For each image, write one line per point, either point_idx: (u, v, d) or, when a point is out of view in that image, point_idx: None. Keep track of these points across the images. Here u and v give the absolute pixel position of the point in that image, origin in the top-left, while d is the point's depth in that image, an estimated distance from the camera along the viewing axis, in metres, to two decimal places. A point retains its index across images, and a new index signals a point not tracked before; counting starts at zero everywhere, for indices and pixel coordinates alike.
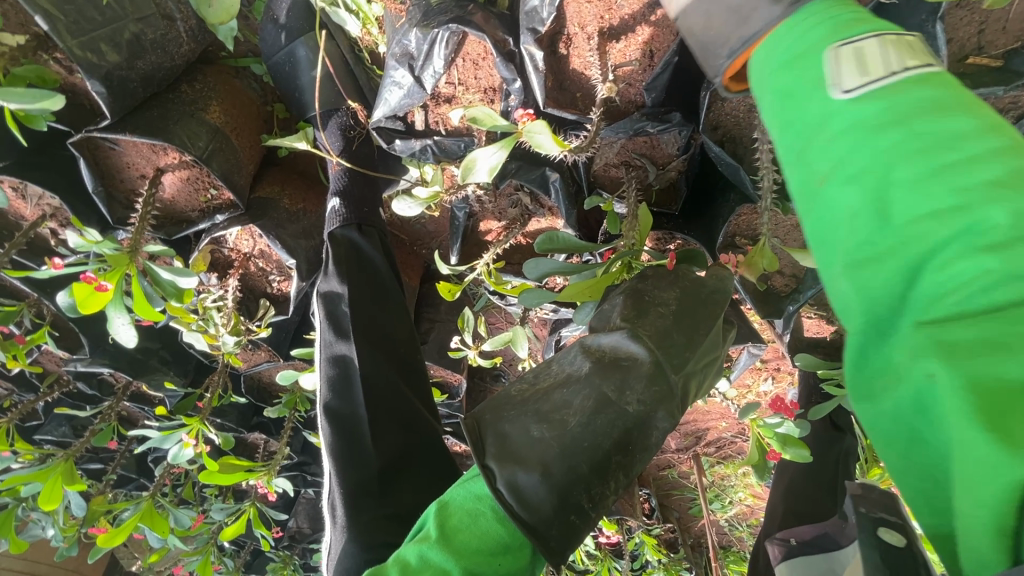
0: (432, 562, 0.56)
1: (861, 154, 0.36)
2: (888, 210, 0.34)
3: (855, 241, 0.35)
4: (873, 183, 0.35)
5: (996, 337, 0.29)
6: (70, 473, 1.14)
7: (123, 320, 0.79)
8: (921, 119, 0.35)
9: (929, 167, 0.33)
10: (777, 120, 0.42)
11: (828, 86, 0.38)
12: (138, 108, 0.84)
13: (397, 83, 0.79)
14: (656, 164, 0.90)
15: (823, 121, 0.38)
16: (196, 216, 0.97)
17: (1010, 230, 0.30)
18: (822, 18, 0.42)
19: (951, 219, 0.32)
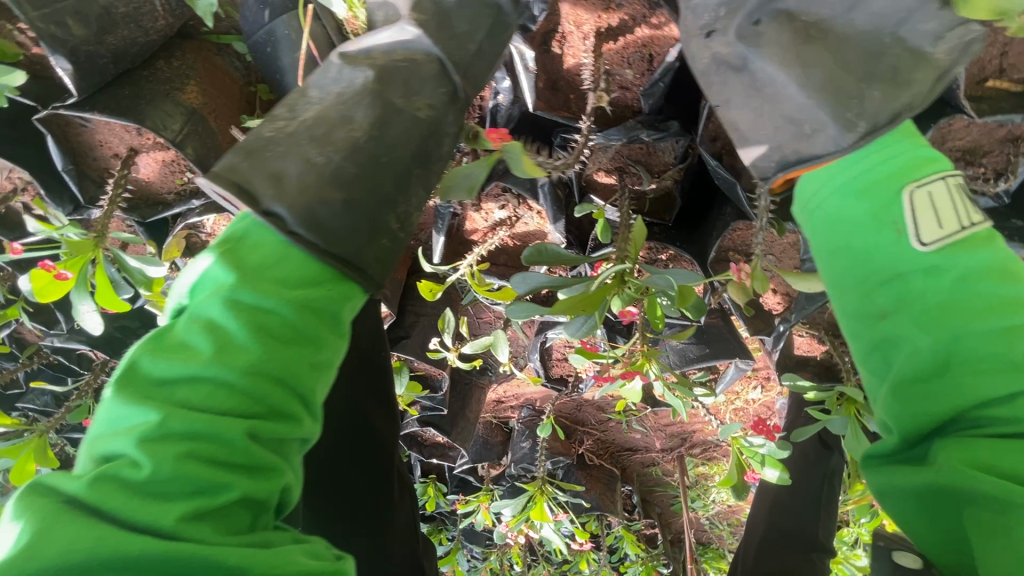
0: (199, 392, 0.40)
1: (895, 283, 0.50)
2: (909, 299, 0.49)
3: (916, 367, 0.48)
4: (896, 284, 0.50)
5: (962, 402, 0.46)
6: (43, 451, 1.12)
7: (88, 308, 0.76)
8: (966, 268, 0.48)
9: (958, 288, 0.48)
10: (829, 236, 0.54)
11: (906, 234, 0.50)
12: (109, 86, 0.80)
13: None
14: (651, 172, 0.87)
15: (869, 254, 0.51)
16: (172, 199, 0.94)
17: (977, 309, 0.47)
18: (876, 162, 0.53)
19: (942, 295, 0.48)
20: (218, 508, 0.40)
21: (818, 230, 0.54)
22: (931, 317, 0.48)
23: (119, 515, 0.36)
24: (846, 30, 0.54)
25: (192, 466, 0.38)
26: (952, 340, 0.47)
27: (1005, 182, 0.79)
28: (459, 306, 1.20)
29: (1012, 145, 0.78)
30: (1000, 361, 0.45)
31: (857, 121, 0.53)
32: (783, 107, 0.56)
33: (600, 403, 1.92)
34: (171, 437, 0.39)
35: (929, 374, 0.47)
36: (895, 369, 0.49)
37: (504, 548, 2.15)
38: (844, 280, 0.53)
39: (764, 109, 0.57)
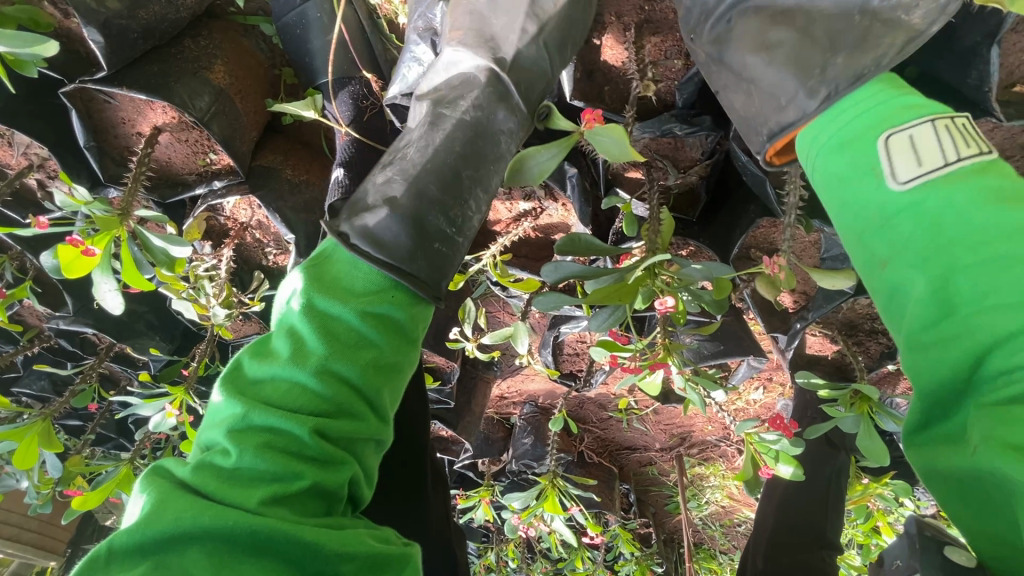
0: (279, 392, 0.50)
1: (889, 233, 0.45)
2: (901, 250, 0.44)
3: (925, 309, 0.42)
4: (886, 234, 0.45)
5: (976, 354, 0.39)
6: (47, 434, 1.10)
7: (109, 285, 0.75)
8: (965, 197, 0.42)
9: (957, 221, 0.42)
10: (828, 200, 0.50)
11: (885, 177, 0.46)
12: (138, 62, 0.79)
13: (417, 60, 0.74)
14: (678, 167, 0.89)
15: (864, 203, 0.47)
16: (192, 180, 0.92)
17: (978, 241, 0.40)
18: (871, 106, 0.49)
19: (938, 234, 0.42)
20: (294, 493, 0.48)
21: (823, 184, 0.51)
22: (932, 251, 0.42)
23: (213, 494, 0.46)
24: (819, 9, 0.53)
25: (272, 455, 0.48)
26: (950, 284, 0.41)
27: None
28: (474, 299, 1.19)
29: None
30: (1012, 297, 0.38)
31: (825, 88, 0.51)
32: (758, 85, 0.56)
33: (602, 400, 1.93)
34: (255, 430, 0.49)
35: (936, 315, 0.41)
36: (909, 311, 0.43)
37: (501, 545, 2.15)
38: (851, 226, 0.48)
39: (750, 87, 0.57)
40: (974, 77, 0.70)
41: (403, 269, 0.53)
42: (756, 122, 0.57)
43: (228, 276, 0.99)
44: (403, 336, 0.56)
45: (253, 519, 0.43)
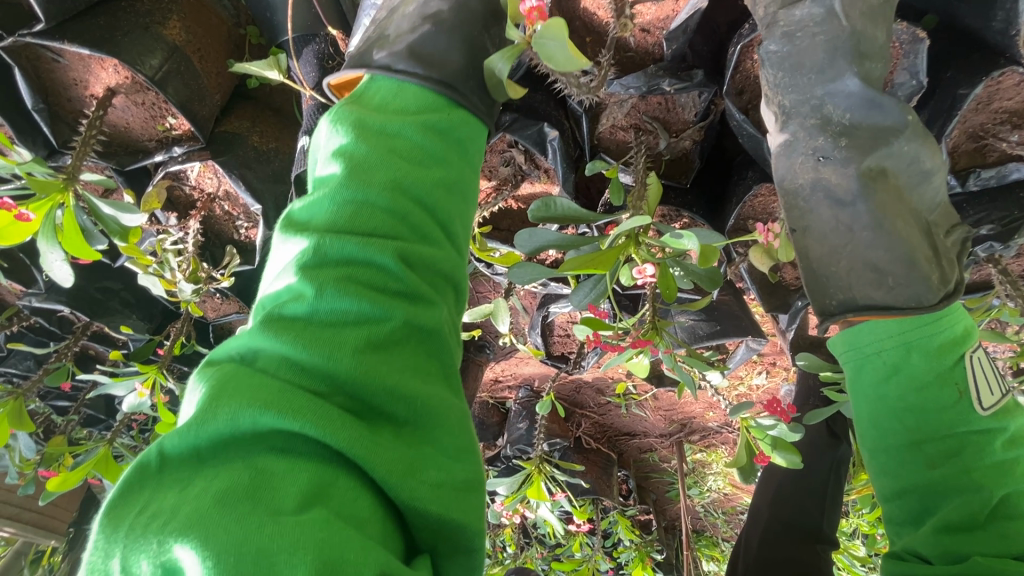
0: (342, 215, 0.41)
1: (960, 408, 0.51)
2: (928, 412, 0.52)
3: (960, 516, 0.49)
4: (944, 402, 0.51)
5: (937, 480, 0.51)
6: (18, 413, 1.07)
7: (57, 256, 0.71)
8: (955, 370, 0.51)
9: (933, 385, 0.51)
10: (856, 374, 0.55)
11: (964, 393, 0.51)
12: (82, 15, 0.74)
13: (379, 8, 0.69)
14: (669, 131, 0.81)
15: (924, 414, 0.52)
16: (152, 147, 0.87)
17: (945, 402, 0.51)
18: (937, 317, 0.52)
19: (975, 409, 0.51)
20: (388, 335, 0.39)
21: (863, 374, 0.54)
22: (986, 477, 0.49)
23: (295, 346, 0.35)
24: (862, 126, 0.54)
25: (350, 285, 0.38)
26: (964, 436, 0.51)
27: None
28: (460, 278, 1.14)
29: None
30: (957, 437, 0.51)
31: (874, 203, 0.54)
32: (862, 254, 0.53)
33: (599, 385, 1.88)
34: (326, 263, 0.39)
35: (972, 525, 0.48)
36: (935, 517, 0.50)
37: (497, 531, 2.13)
38: (890, 425, 0.53)
39: (848, 249, 0.54)
40: (1000, 20, 0.63)
41: (446, 82, 0.53)
42: (830, 285, 0.55)
43: (195, 250, 0.93)
44: (462, 153, 0.51)
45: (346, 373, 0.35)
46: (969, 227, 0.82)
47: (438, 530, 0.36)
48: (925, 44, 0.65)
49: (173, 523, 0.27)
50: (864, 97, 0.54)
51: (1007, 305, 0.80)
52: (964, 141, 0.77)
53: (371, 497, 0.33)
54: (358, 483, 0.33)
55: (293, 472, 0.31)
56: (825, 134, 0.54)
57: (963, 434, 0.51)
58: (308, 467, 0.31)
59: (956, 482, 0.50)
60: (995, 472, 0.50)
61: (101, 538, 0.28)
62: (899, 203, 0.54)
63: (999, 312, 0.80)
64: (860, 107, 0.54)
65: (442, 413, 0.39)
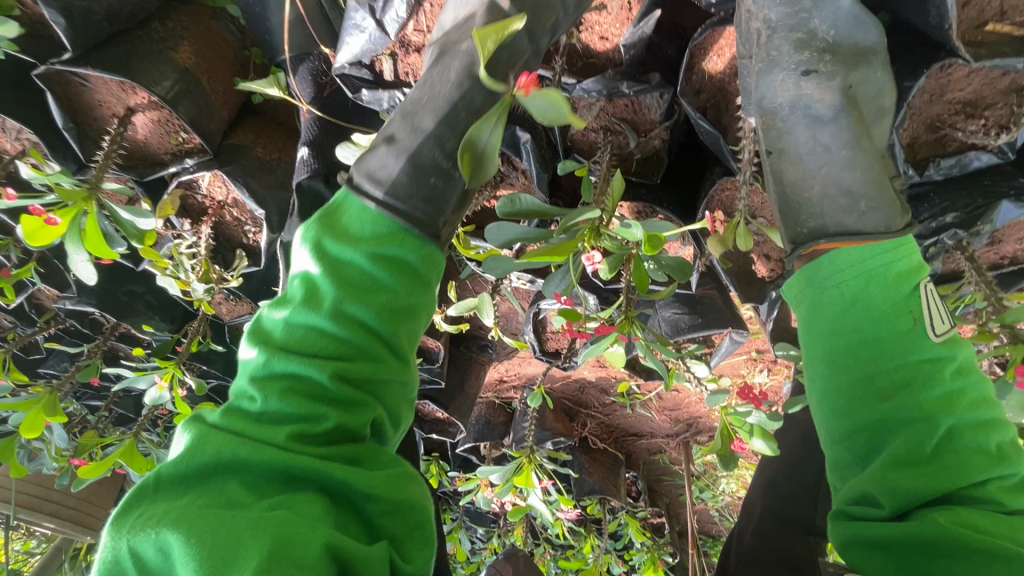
0: (295, 335, 0.50)
1: (917, 344, 0.53)
2: (880, 349, 0.53)
3: (907, 449, 0.49)
4: (895, 339, 0.53)
5: (889, 416, 0.51)
6: (53, 406, 1.17)
7: (82, 257, 0.80)
8: (905, 304, 0.54)
9: (887, 319, 0.53)
10: (817, 315, 0.56)
11: (918, 323, 0.53)
12: (105, 44, 0.83)
13: (358, 27, 0.76)
14: (637, 131, 0.85)
15: (880, 344, 0.53)
16: (168, 159, 0.96)
17: (896, 337, 0.53)
18: (887, 251, 0.55)
19: (925, 344, 0.53)
20: (320, 437, 0.48)
21: (821, 310, 0.56)
22: (934, 405, 0.50)
23: (245, 433, 0.46)
24: (846, 46, 0.60)
25: (291, 398, 0.48)
26: (919, 368, 0.52)
27: (1008, 136, 0.75)
28: (454, 277, 1.20)
29: (1017, 97, 0.74)
30: (908, 370, 0.52)
31: (852, 126, 0.59)
32: (833, 180, 0.58)
33: (603, 384, 1.91)
34: (274, 374, 0.49)
35: (920, 457, 0.49)
36: (883, 454, 0.50)
37: (506, 530, 2.16)
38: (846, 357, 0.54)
39: (820, 172, 0.58)
40: (934, 15, 0.65)
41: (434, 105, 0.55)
42: (803, 212, 0.59)
43: (207, 252, 1.02)
44: (415, 281, 0.54)
45: (283, 457, 0.44)
46: (935, 216, 0.84)
47: (397, 509, 0.48)
48: None
49: (163, 521, 0.39)
50: (846, 16, 0.60)
51: (976, 292, 0.81)
52: (923, 131, 0.79)
53: (324, 505, 0.44)
54: (312, 500, 0.44)
55: (252, 502, 0.42)
56: (810, 49, 0.59)
57: (917, 366, 0.52)
58: (260, 499, 0.42)
59: (907, 416, 0.51)
60: (944, 405, 0.50)
61: (111, 536, 0.41)
62: (868, 138, 0.60)
63: (968, 298, 0.82)
64: (843, 29, 0.60)
65: (370, 482, 0.47)
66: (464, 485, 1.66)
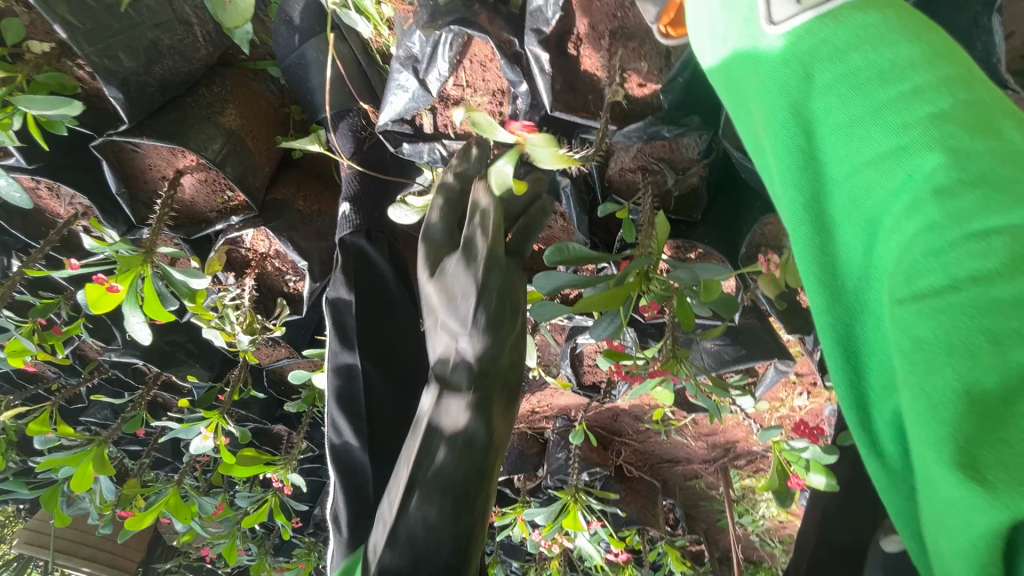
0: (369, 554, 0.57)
1: (906, 167, 0.35)
2: (827, 175, 0.40)
3: (891, 296, 0.35)
4: (862, 158, 0.38)
5: (944, 298, 0.31)
6: (101, 459, 1.19)
7: (138, 318, 0.81)
8: (928, 112, 0.36)
9: (881, 131, 0.37)
10: (774, 137, 0.42)
11: (907, 129, 0.36)
12: (157, 113, 0.86)
13: (402, 87, 0.78)
14: (675, 170, 0.85)
15: (821, 165, 0.40)
16: (214, 217, 0.99)
17: (896, 147, 0.36)
18: (845, 28, 0.40)
19: (897, 170, 0.36)
20: None
21: (773, 123, 0.42)
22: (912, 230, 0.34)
23: None
24: None
25: None
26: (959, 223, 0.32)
27: None
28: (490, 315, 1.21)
29: None
30: (950, 214, 0.32)
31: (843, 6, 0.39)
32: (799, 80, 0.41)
33: (636, 412, 1.88)
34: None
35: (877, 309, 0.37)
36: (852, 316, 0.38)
37: (543, 564, 2.12)
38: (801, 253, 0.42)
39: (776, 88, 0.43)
40: (979, 50, 0.64)
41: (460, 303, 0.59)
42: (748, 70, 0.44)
43: (251, 304, 1.05)
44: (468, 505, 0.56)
45: None
46: None
47: None
48: None
49: None
50: None
51: None
52: None
53: None
54: None
55: None
56: None
57: (968, 209, 0.32)
58: None
59: (951, 278, 0.31)
60: (989, 249, 0.31)
61: None
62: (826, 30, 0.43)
63: None
64: None
65: None
66: (502, 521, 1.63)
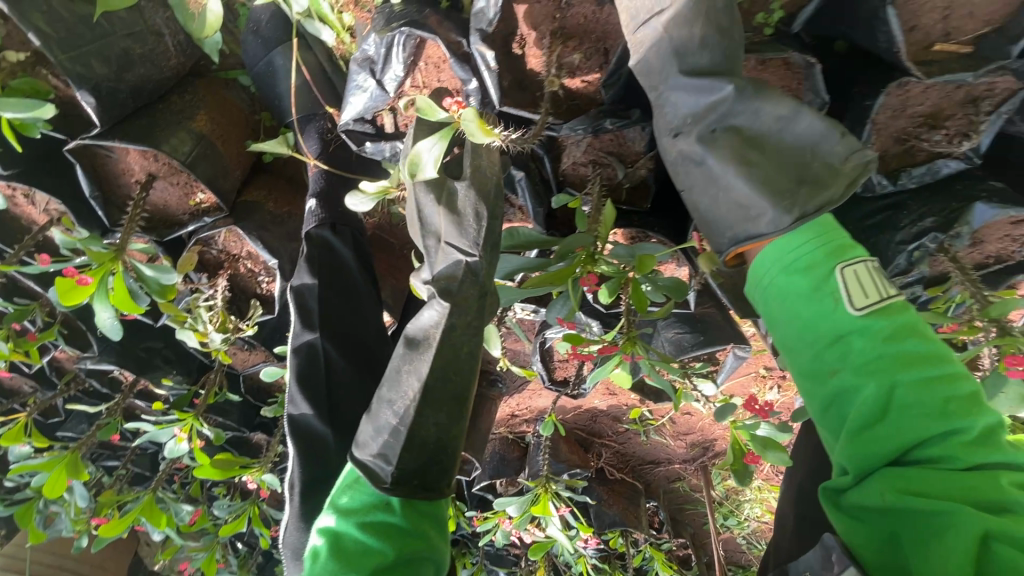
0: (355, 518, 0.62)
1: (848, 349, 0.56)
2: (835, 340, 0.57)
3: (865, 413, 0.54)
4: (840, 330, 0.57)
5: (893, 430, 0.52)
6: (75, 464, 1.20)
7: (107, 313, 0.84)
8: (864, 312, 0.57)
9: (834, 310, 0.57)
10: (782, 308, 0.60)
11: (842, 301, 0.57)
12: (129, 118, 0.91)
13: (360, 88, 0.83)
14: (624, 163, 0.91)
15: (811, 325, 0.58)
16: (186, 220, 1.02)
17: (854, 330, 0.56)
18: (816, 243, 0.60)
19: (872, 363, 0.55)
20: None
21: (777, 302, 0.61)
22: (865, 382, 0.54)
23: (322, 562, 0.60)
24: (743, 122, 0.63)
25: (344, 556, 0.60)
26: (887, 381, 0.54)
27: (971, 141, 0.80)
28: None
29: (973, 107, 0.80)
30: (888, 378, 0.54)
31: (792, 204, 0.58)
32: (729, 193, 0.61)
33: (615, 412, 1.91)
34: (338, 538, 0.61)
35: (874, 419, 0.54)
36: (849, 419, 0.55)
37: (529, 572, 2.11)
38: (797, 344, 0.60)
39: (718, 196, 0.62)
40: (882, 41, 0.71)
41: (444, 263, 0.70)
42: (721, 227, 0.63)
43: (223, 304, 1.08)
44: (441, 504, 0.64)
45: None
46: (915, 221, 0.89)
47: None
48: (818, 67, 0.74)
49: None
50: (696, 83, 0.64)
51: (962, 292, 0.84)
52: (891, 144, 0.84)
53: None
54: None
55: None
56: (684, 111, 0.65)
57: (900, 377, 0.53)
58: None
59: (900, 422, 0.52)
60: (913, 403, 0.52)
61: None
62: (763, 153, 0.61)
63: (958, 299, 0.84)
64: (767, 121, 0.63)
65: None
66: (482, 525, 1.63)
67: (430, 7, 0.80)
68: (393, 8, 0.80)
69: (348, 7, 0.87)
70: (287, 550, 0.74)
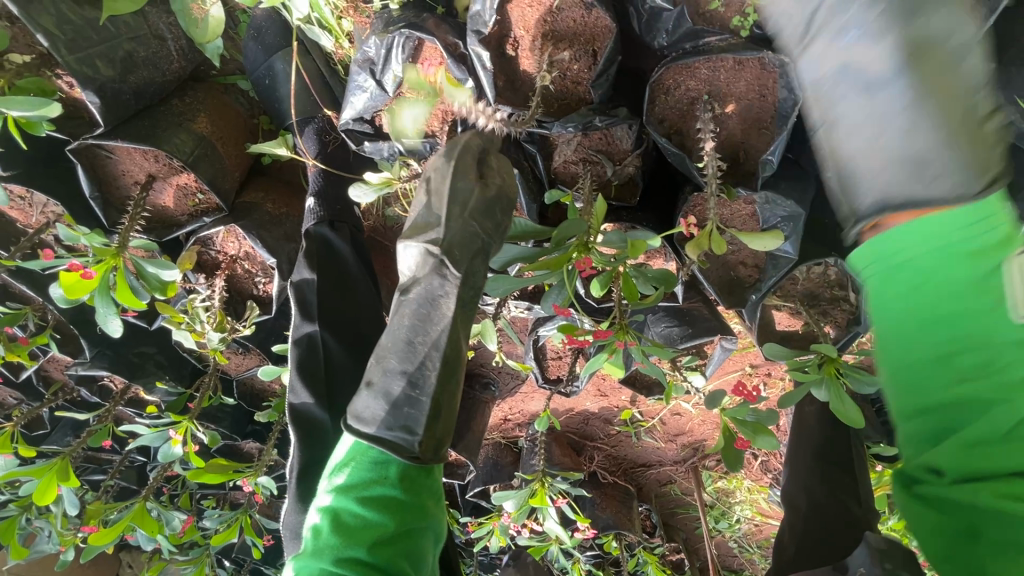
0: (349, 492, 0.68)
1: (991, 357, 0.47)
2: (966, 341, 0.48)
3: (986, 429, 0.46)
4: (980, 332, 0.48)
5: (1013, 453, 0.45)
6: (66, 471, 1.18)
7: (109, 309, 0.85)
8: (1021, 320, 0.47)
9: (984, 309, 0.48)
10: (896, 289, 0.52)
11: (1003, 302, 0.47)
12: (132, 119, 0.93)
13: (361, 87, 0.87)
14: (613, 160, 0.94)
15: (949, 316, 0.49)
16: (185, 220, 1.04)
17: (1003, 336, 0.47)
18: (963, 221, 0.50)
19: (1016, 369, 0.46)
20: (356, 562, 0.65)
21: (889, 281, 0.52)
22: (1000, 389, 0.46)
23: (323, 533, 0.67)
24: (927, 28, 0.51)
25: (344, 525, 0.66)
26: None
27: None
28: None
29: None
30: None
31: (973, 164, 0.51)
32: (887, 144, 0.55)
33: (606, 415, 1.94)
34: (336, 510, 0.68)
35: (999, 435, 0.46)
36: (957, 432, 0.47)
37: None
38: (913, 333, 0.51)
39: (880, 139, 0.56)
40: None
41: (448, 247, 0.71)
42: (862, 188, 0.57)
43: (221, 304, 1.08)
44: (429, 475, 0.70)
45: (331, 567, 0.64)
46: None
47: None
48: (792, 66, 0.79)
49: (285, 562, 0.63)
50: None
51: None
52: None
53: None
54: None
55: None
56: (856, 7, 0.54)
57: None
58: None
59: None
60: None
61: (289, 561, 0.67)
62: (936, 86, 0.52)
63: None
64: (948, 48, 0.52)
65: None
66: (477, 530, 1.62)
67: (428, 13, 0.84)
68: (391, 13, 0.85)
69: (349, 13, 0.90)
70: (286, 529, 0.78)
